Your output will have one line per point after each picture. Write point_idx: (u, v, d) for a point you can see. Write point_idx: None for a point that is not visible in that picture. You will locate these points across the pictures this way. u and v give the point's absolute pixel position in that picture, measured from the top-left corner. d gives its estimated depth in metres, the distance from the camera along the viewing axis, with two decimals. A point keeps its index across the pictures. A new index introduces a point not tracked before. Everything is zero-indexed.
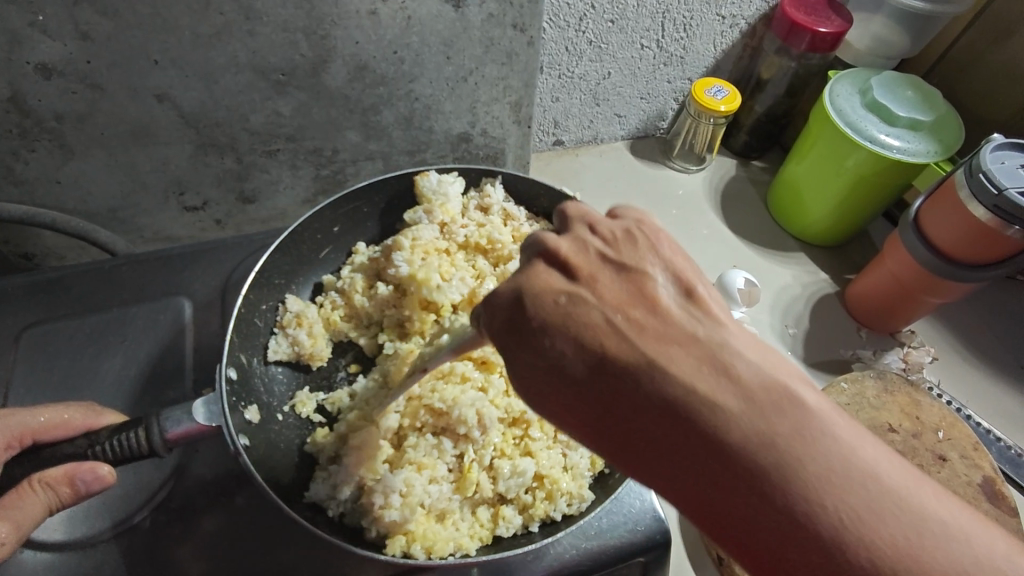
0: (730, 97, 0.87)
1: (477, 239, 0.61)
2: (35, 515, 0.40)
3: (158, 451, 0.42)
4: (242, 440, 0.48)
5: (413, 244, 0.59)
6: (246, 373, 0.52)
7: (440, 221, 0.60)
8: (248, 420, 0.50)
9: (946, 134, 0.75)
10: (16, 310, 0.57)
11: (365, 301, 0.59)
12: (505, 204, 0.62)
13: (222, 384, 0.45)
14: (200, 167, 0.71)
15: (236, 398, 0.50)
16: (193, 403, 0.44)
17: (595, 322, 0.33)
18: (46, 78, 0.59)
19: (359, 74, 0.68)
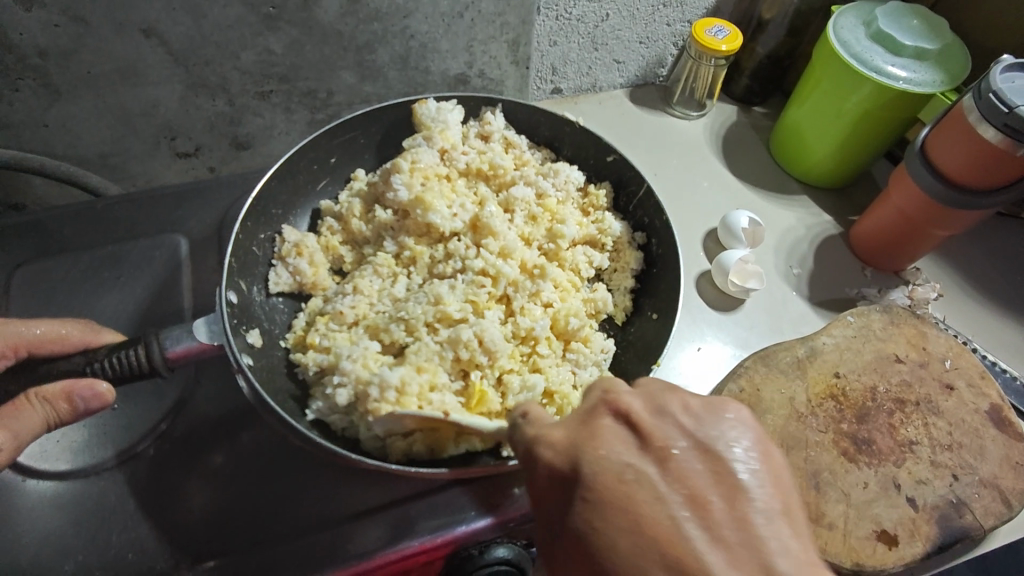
0: (731, 37, 0.85)
1: (479, 165, 0.59)
2: (32, 428, 0.38)
3: (158, 371, 0.42)
4: (245, 360, 0.47)
5: (413, 167, 0.57)
6: (247, 301, 0.51)
7: (441, 147, 0.59)
8: (251, 343, 0.49)
9: (951, 64, 0.73)
10: (8, 250, 0.56)
11: (364, 226, 0.57)
12: (505, 132, 0.61)
13: (222, 306, 0.44)
14: (191, 110, 0.70)
15: (237, 321, 0.49)
16: (194, 323, 0.43)
17: (638, 509, 0.34)
18: (26, 10, 0.56)
19: (352, 8, 0.66)
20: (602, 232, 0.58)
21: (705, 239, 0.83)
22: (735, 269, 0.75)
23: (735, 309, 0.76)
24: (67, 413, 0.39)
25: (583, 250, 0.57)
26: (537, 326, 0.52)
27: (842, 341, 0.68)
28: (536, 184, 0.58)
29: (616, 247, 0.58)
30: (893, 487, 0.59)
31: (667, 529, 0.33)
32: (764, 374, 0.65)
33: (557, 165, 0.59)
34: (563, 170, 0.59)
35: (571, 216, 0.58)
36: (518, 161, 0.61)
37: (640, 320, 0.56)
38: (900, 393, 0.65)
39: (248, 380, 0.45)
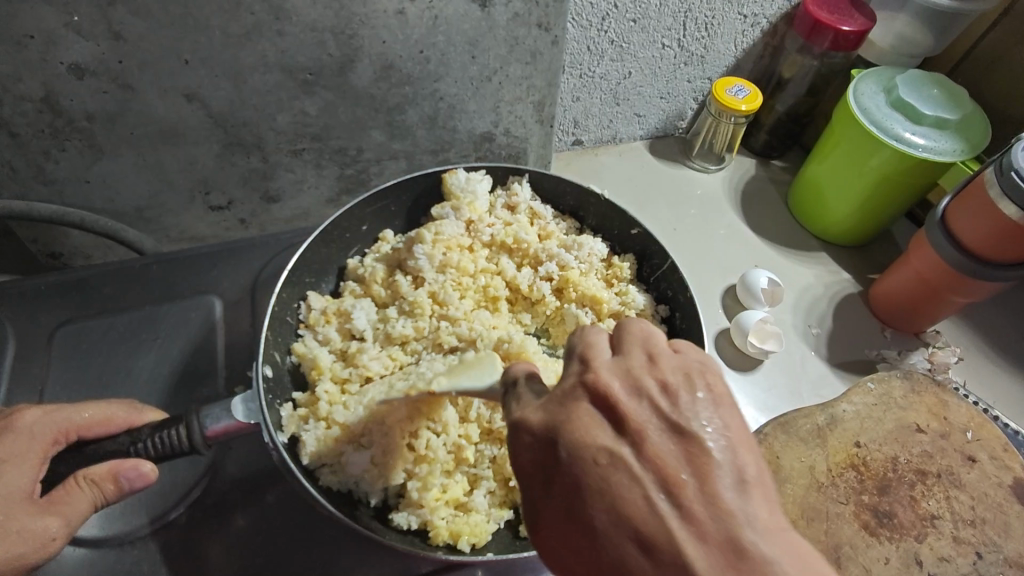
0: (750, 97, 0.87)
1: (503, 237, 0.63)
2: (82, 510, 0.44)
3: (198, 448, 0.45)
4: (280, 437, 0.50)
5: (436, 238, 0.60)
6: (280, 371, 0.55)
7: (468, 218, 0.62)
8: (284, 417, 0.52)
9: (972, 133, 0.74)
10: (50, 309, 0.58)
11: (384, 294, 0.60)
12: (531, 203, 0.65)
13: (259, 382, 0.47)
14: (226, 167, 0.72)
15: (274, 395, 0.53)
16: (233, 400, 0.47)
17: (630, 514, 0.34)
18: (78, 78, 0.59)
19: (385, 74, 0.68)
20: (627, 306, 0.61)
21: (724, 296, 0.83)
22: (754, 329, 0.76)
23: (754, 369, 0.77)
24: (114, 492, 0.45)
25: (607, 324, 0.60)
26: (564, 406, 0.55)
27: (862, 409, 0.67)
28: (559, 257, 0.62)
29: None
30: (915, 563, 0.59)
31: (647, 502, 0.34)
32: (784, 441, 0.65)
33: (581, 238, 0.63)
34: (587, 244, 0.62)
35: (595, 289, 0.61)
36: (542, 232, 0.65)
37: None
38: (921, 464, 0.65)
39: (283, 454, 0.49)
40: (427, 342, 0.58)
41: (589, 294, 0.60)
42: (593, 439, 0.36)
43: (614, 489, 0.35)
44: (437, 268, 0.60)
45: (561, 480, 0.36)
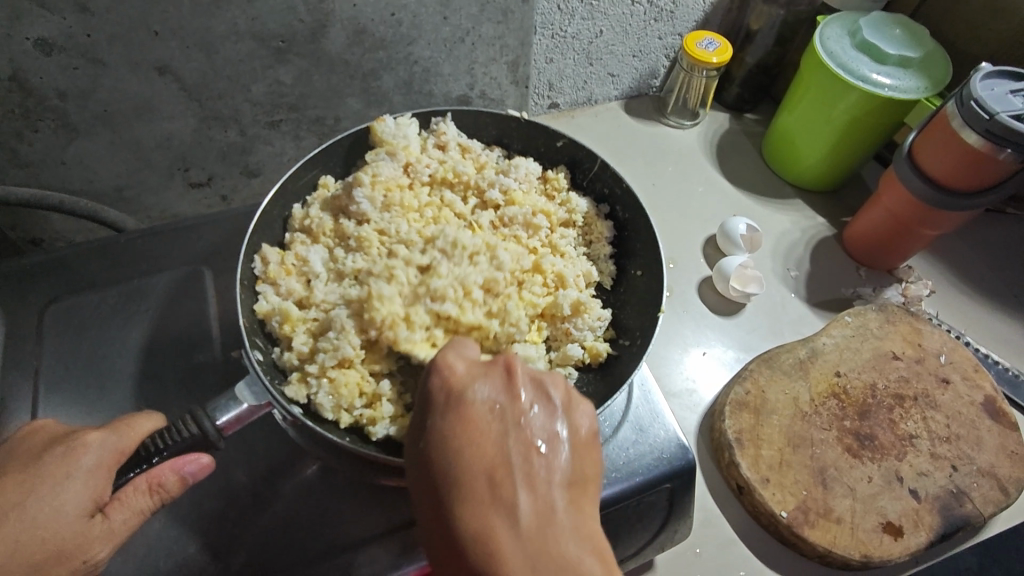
0: (721, 49, 0.88)
1: (443, 173, 0.65)
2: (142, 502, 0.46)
3: (211, 441, 0.48)
4: (294, 409, 0.51)
5: (374, 180, 0.61)
6: (269, 356, 0.55)
7: (406, 161, 0.64)
8: (290, 392, 0.52)
9: (935, 70, 0.76)
10: (38, 288, 0.58)
11: (334, 242, 0.61)
12: (459, 138, 0.67)
13: (256, 367, 0.50)
14: (204, 142, 0.72)
15: (270, 375, 0.53)
16: (236, 389, 0.50)
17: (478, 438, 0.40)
18: (46, 55, 0.58)
19: (358, 38, 0.68)
20: (572, 213, 0.66)
21: (705, 246, 0.85)
22: (735, 274, 0.78)
23: (736, 313, 0.79)
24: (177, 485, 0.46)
25: (559, 232, 0.64)
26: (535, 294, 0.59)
27: (841, 341, 0.70)
28: (501, 182, 0.64)
29: (587, 222, 0.66)
30: (896, 480, 0.62)
31: (482, 496, 0.37)
32: (768, 376, 0.67)
33: (516, 161, 0.65)
34: (523, 165, 0.65)
35: (541, 204, 0.64)
36: (476, 164, 0.67)
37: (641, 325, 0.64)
38: (898, 389, 0.67)
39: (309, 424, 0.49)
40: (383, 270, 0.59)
41: (539, 207, 0.64)
42: (471, 393, 0.41)
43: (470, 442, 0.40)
44: (382, 209, 0.61)
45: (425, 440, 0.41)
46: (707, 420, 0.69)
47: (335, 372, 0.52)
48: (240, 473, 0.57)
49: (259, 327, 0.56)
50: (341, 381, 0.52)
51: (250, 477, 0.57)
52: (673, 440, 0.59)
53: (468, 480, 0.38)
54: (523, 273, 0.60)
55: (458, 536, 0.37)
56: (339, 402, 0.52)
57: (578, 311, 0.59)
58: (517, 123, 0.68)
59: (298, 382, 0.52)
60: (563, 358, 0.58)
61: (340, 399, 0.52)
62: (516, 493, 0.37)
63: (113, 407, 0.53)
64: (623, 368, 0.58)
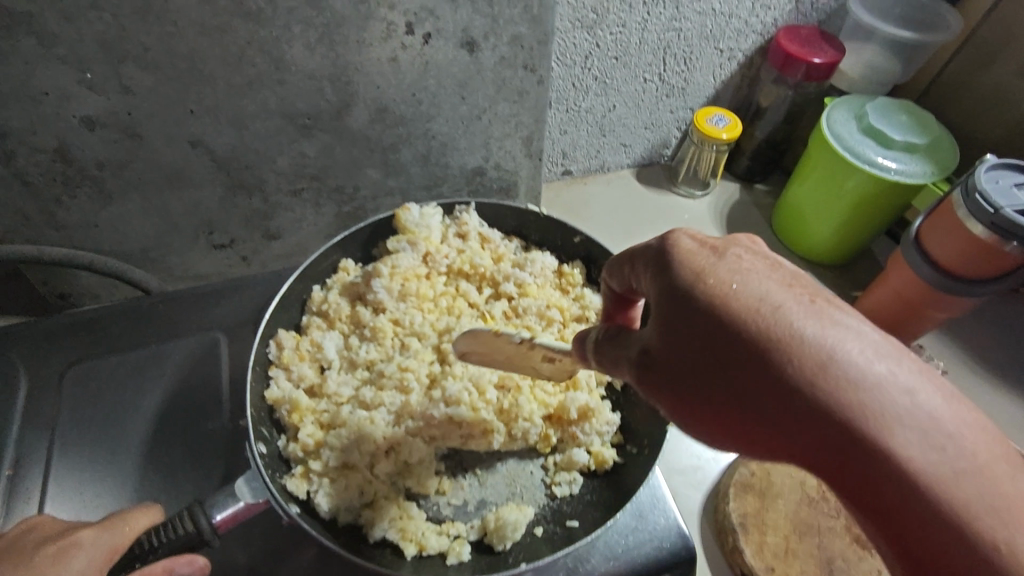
0: (730, 125, 0.91)
1: (460, 264, 0.67)
2: None
3: (206, 539, 0.47)
4: (292, 508, 0.51)
5: (393, 271, 0.64)
6: (273, 446, 0.56)
7: (425, 251, 0.66)
8: (291, 488, 0.53)
9: (941, 155, 0.78)
10: (61, 348, 0.60)
11: (349, 327, 0.63)
12: (481, 228, 0.69)
13: (258, 462, 0.50)
14: (229, 208, 0.75)
15: (274, 467, 0.54)
16: (235, 484, 0.49)
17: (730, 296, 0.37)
18: (90, 130, 0.63)
19: (380, 116, 0.72)
20: (586, 308, 0.66)
21: None
22: None
23: None
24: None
25: (572, 327, 0.65)
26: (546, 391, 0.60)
27: None
28: (516, 275, 0.66)
29: (600, 318, 0.67)
30: None
31: (769, 319, 0.36)
32: (774, 458, 0.66)
33: (533, 255, 0.68)
34: (539, 259, 0.67)
35: (555, 298, 0.66)
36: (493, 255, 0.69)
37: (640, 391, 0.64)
38: None
39: (302, 523, 0.50)
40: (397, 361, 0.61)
41: (552, 302, 0.65)
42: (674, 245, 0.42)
43: (742, 319, 0.36)
44: (398, 298, 0.64)
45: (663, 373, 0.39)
46: (711, 501, 0.68)
47: (338, 472, 0.54)
48: (238, 544, 0.58)
49: (267, 413, 0.57)
50: (343, 483, 0.53)
51: (250, 548, 0.58)
52: (674, 529, 0.57)
53: (768, 338, 0.35)
54: (534, 369, 0.61)
55: (780, 365, 0.35)
56: (341, 503, 0.53)
57: (585, 415, 0.59)
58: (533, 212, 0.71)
59: (303, 476, 0.54)
60: (568, 463, 0.58)
61: (340, 501, 0.53)
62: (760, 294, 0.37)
63: (122, 471, 0.54)
64: (630, 479, 0.57)
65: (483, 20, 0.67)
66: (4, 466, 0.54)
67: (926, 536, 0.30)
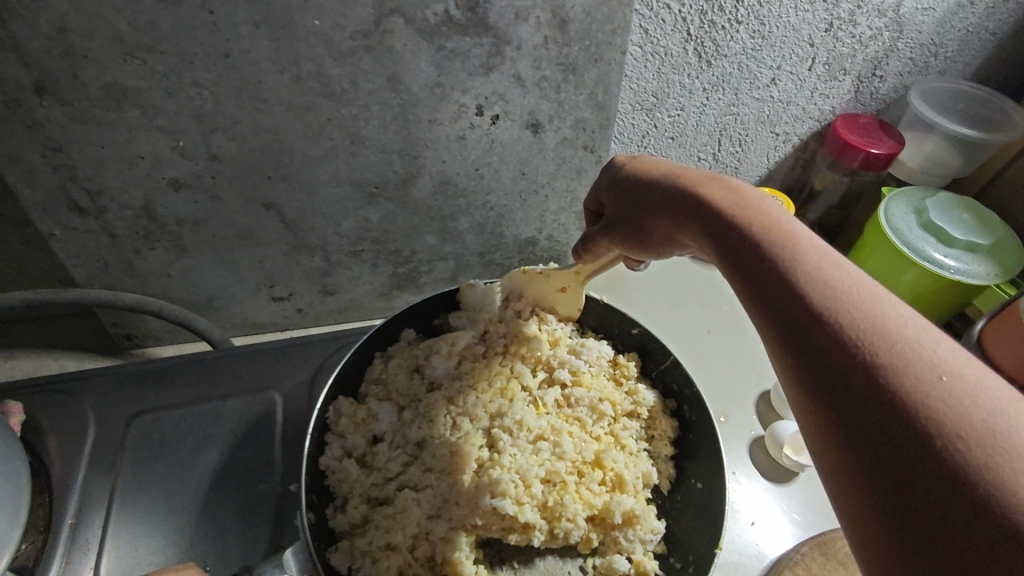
0: (783, 207, 0.91)
1: (518, 342, 0.67)
2: None
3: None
4: None
5: (453, 347, 0.66)
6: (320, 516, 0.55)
7: (484, 329, 0.68)
8: (331, 564, 0.52)
9: (1006, 257, 0.76)
10: (128, 397, 0.63)
11: (404, 399, 0.64)
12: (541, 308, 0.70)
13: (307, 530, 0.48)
14: (292, 265, 0.78)
15: (320, 539, 0.54)
16: (285, 556, 0.47)
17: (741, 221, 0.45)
18: (176, 190, 0.67)
19: (443, 187, 0.75)
20: (638, 404, 0.67)
21: (758, 402, 0.84)
22: (790, 440, 0.76)
23: (790, 481, 0.76)
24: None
25: (622, 423, 0.65)
26: (595, 489, 0.59)
27: None
28: (572, 362, 0.67)
29: (651, 415, 0.67)
30: None
31: (798, 244, 0.41)
32: (823, 563, 0.64)
33: (589, 342, 0.69)
34: (595, 348, 0.68)
35: (608, 390, 0.66)
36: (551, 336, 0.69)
37: (685, 488, 0.62)
38: None
39: None
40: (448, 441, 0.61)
41: (605, 394, 0.66)
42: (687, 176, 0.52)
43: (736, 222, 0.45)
44: (454, 375, 0.65)
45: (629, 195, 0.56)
46: None
47: (381, 554, 0.53)
48: None
49: (317, 478, 0.57)
50: (385, 566, 0.53)
51: None
52: None
53: (697, 185, 0.50)
54: (582, 463, 0.61)
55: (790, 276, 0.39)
56: None
57: (630, 521, 0.58)
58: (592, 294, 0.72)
59: (347, 551, 0.54)
60: (607, 569, 0.57)
61: None
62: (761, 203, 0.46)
63: (173, 527, 0.56)
64: None
65: (550, 105, 0.70)
66: (68, 515, 0.55)
67: (886, 420, 0.31)
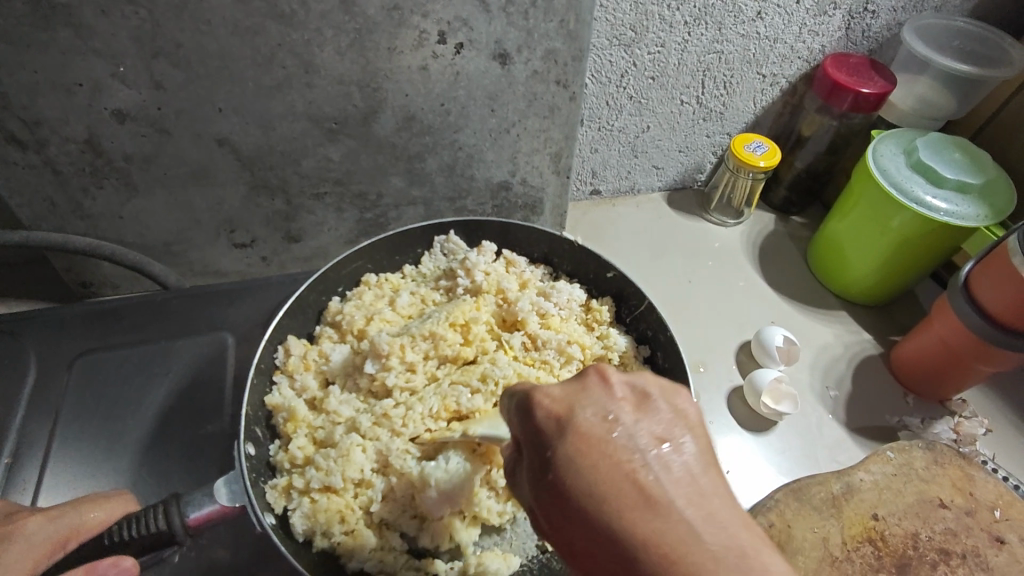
0: (769, 153, 0.87)
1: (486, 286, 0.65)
2: None
3: (177, 538, 0.45)
4: (268, 520, 0.50)
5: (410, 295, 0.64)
6: (263, 449, 0.55)
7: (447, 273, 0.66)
8: (269, 499, 0.51)
9: (997, 198, 0.73)
10: (70, 338, 0.61)
11: (357, 342, 0.61)
12: (507, 252, 0.68)
13: (241, 464, 0.48)
14: (251, 207, 0.75)
15: (259, 472, 0.53)
16: (215, 485, 0.47)
17: (621, 462, 0.36)
18: (120, 123, 0.63)
19: (407, 124, 0.71)
20: (609, 349, 0.64)
21: (738, 352, 0.82)
22: (768, 389, 0.74)
23: (767, 430, 0.74)
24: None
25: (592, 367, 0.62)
26: None
27: (881, 479, 0.65)
28: (540, 305, 0.64)
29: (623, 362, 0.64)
30: None
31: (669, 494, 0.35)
32: (796, 509, 0.62)
33: (561, 285, 0.66)
34: (566, 290, 0.65)
35: (577, 334, 0.63)
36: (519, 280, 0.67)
37: None
38: (944, 542, 0.61)
39: (274, 538, 0.48)
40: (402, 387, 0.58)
41: (574, 337, 0.63)
42: (575, 414, 0.38)
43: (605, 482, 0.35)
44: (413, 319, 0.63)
45: (534, 437, 0.39)
46: None
47: (319, 496, 0.51)
48: (225, 554, 0.56)
49: (264, 416, 0.56)
50: (323, 506, 0.51)
51: (235, 559, 0.56)
52: None
53: (588, 432, 0.37)
54: None
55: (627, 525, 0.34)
56: (317, 530, 0.51)
57: None
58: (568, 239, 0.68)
59: (284, 490, 0.52)
60: None
61: (317, 525, 0.51)
62: (668, 498, 0.34)
63: (118, 468, 0.54)
64: None
65: (518, 33, 0.65)
66: (3, 455, 0.54)
67: None
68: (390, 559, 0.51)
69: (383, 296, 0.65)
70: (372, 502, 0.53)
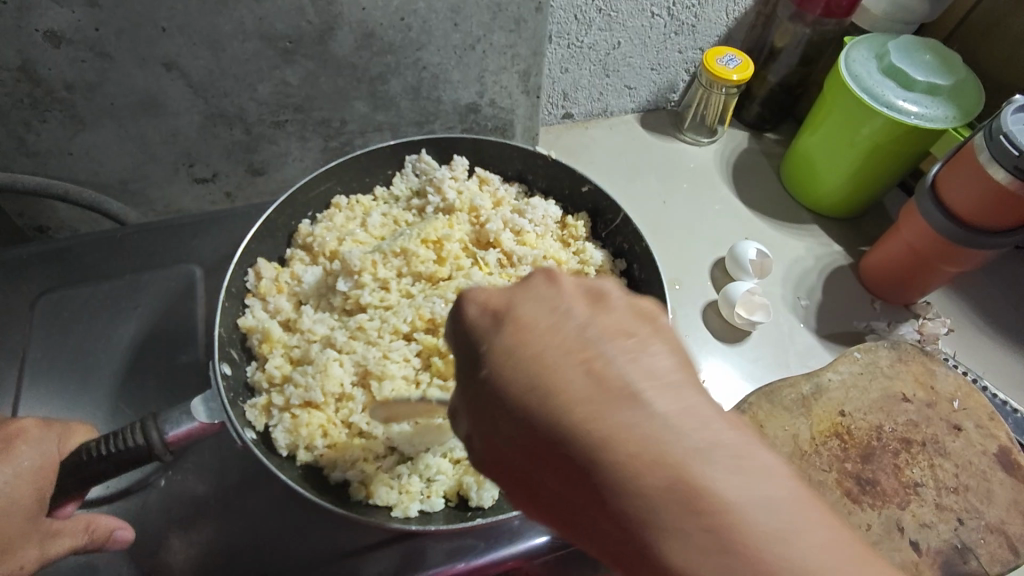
0: (742, 66, 0.85)
1: (458, 205, 0.65)
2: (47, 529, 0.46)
3: (157, 453, 0.47)
4: (249, 434, 0.52)
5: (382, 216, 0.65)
6: (238, 369, 0.56)
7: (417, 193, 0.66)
8: (250, 419, 0.53)
9: (964, 100, 0.73)
10: (29, 278, 0.61)
11: (330, 264, 0.61)
12: (481, 171, 0.67)
13: (218, 384, 0.50)
14: (209, 138, 0.72)
15: (237, 393, 0.54)
16: (192, 403, 0.49)
17: (566, 372, 0.32)
18: (55, 47, 0.59)
19: (366, 42, 0.67)
20: (585, 263, 0.65)
21: (713, 268, 0.83)
22: (742, 301, 0.75)
23: (740, 341, 0.76)
24: None
25: None
26: None
27: (848, 378, 0.67)
28: (514, 222, 0.64)
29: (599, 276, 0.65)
30: (897, 529, 0.59)
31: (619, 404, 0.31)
32: (768, 410, 0.64)
33: (535, 202, 0.66)
34: (541, 207, 0.65)
35: (553, 250, 0.64)
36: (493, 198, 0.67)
37: None
38: (906, 432, 0.64)
39: (257, 451, 0.50)
40: (375, 305, 0.59)
41: (550, 253, 0.63)
42: (503, 330, 0.34)
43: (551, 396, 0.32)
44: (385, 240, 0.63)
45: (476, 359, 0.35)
46: None
47: (299, 411, 0.53)
48: (214, 477, 0.58)
49: (239, 339, 0.57)
50: (304, 421, 0.53)
51: (225, 480, 0.58)
52: None
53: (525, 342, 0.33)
54: None
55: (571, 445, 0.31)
56: (299, 443, 0.52)
57: None
58: (542, 159, 0.67)
59: (264, 408, 0.54)
60: None
61: (299, 438, 0.52)
62: (621, 392, 0.31)
63: (95, 399, 0.56)
64: None
65: None
66: None
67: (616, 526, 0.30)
68: (371, 466, 0.53)
69: (354, 218, 0.65)
70: (352, 413, 0.55)
